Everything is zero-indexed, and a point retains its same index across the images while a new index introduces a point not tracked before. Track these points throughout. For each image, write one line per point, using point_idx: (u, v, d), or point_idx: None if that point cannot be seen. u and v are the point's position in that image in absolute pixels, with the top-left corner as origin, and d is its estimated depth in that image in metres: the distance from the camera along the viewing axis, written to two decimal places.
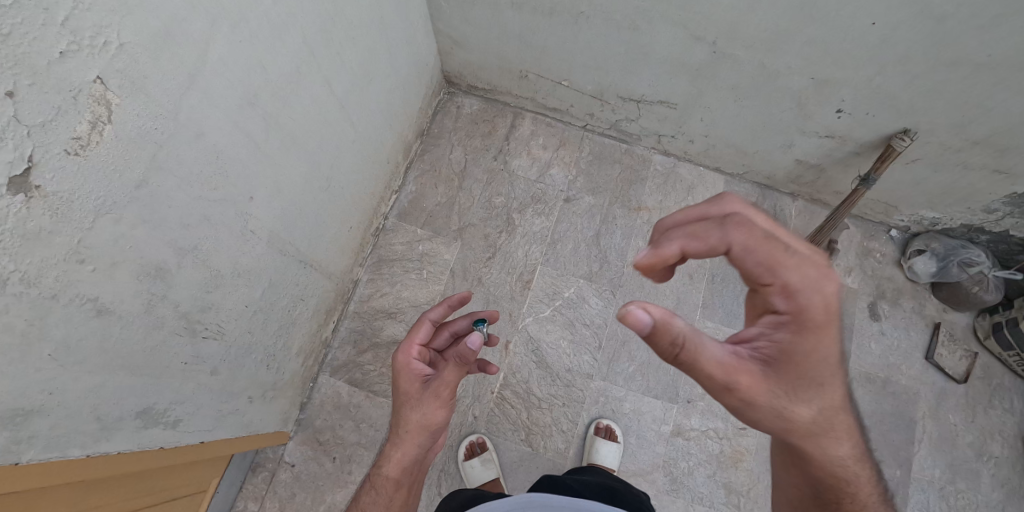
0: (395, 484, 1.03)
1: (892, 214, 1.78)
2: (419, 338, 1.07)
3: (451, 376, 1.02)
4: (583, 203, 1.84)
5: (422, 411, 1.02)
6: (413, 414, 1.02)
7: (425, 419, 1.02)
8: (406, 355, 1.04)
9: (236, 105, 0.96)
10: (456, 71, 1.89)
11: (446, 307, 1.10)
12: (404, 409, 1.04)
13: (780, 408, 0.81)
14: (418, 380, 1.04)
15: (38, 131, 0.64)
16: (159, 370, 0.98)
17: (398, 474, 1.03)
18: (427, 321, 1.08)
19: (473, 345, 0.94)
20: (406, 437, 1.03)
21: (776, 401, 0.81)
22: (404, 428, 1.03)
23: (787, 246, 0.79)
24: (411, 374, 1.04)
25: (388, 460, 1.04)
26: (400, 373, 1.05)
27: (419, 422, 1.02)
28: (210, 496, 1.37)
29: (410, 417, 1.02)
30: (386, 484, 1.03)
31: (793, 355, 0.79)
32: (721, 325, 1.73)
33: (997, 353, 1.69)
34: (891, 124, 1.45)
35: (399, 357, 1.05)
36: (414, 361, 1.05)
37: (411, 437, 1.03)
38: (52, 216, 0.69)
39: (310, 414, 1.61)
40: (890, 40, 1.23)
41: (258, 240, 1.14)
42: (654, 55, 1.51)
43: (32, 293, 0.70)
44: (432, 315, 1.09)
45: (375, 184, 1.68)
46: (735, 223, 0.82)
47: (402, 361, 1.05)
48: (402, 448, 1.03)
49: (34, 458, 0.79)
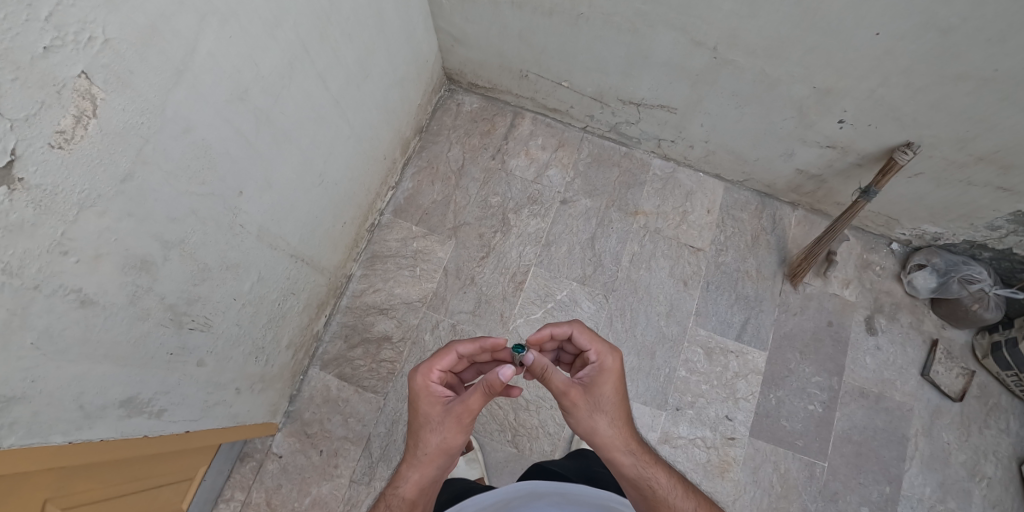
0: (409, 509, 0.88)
1: (893, 227, 1.75)
2: (442, 362, 0.95)
3: (475, 401, 0.90)
4: (580, 205, 1.83)
5: (442, 433, 0.91)
6: (434, 436, 0.92)
7: (445, 443, 0.91)
8: (426, 375, 0.94)
9: (226, 100, 0.96)
10: (457, 69, 1.88)
11: (478, 337, 0.97)
12: (424, 431, 0.93)
13: (644, 478, 0.91)
14: (441, 401, 0.94)
15: (22, 125, 0.62)
16: (144, 360, 1.00)
17: (414, 497, 0.89)
18: (456, 346, 0.96)
19: (503, 376, 0.85)
20: (423, 460, 0.91)
21: (639, 469, 0.92)
22: (422, 450, 0.91)
23: (616, 378, 0.95)
24: (433, 393, 0.94)
25: (403, 481, 0.91)
26: (421, 392, 0.94)
27: (438, 445, 0.91)
28: (197, 484, 1.39)
29: (430, 439, 0.92)
30: (398, 507, 0.88)
31: (634, 438, 0.94)
32: (713, 333, 1.72)
33: (995, 373, 1.66)
34: (893, 136, 1.42)
35: (419, 374, 0.94)
36: (436, 380, 0.95)
37: (429, 460, 0.91)
38: (35, 209, 0.68)
39: (299, 406, 1.63)
40: (894, 51, 1.20)
41: (247, 234, 1.15)
42: (655, 59, 1.50)
43: (14, 284, 0.69)
44: (462, 343, 0.97)
45: (371, 179, 1.68)
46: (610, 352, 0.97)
47: (421, 379, 0.94)
48: (420, 470, 0.91)
49: (15, 443, 0.79)
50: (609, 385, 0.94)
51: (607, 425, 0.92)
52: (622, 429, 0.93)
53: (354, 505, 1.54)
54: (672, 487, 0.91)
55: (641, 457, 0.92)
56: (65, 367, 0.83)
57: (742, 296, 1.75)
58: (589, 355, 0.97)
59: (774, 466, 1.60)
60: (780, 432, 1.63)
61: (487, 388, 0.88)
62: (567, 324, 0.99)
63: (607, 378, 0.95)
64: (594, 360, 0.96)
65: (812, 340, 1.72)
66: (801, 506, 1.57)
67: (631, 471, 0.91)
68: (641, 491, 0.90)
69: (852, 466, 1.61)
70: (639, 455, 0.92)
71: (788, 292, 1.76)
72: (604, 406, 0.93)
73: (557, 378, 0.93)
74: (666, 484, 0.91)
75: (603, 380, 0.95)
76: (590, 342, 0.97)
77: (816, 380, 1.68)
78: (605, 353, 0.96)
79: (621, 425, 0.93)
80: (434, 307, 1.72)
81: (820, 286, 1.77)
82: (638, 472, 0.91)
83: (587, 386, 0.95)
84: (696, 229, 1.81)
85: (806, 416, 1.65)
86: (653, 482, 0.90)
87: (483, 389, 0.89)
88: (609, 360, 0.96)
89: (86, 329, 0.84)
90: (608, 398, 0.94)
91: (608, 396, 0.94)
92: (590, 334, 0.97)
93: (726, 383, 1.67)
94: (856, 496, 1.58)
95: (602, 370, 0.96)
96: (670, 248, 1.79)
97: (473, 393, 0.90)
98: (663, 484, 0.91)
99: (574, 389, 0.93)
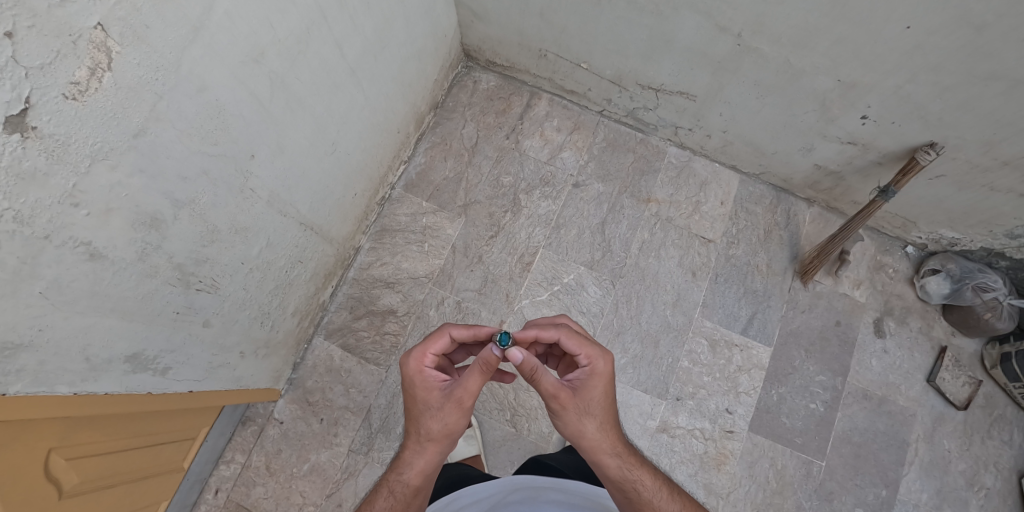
0: (413, 495, 0.89)
1: (910, 230, 1.72)
2: (436, 346, 0.93)
3: (472, 383, 0.89)
4: (592, 189, 1.81)
5: (442, 419, 0.90)
6: (435, 422, 0.91)
7: (447, 428, 0.91)
8: (418, 362, 0.92)
9: (241, 62, 0.94)
10: (475, 45, 1.85)
11: (473, 324, 0.95)
12: (423, 418, 0.92)
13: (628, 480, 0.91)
14: (438, 386, 0.92)
15: (37, 73, 0.62)
16: (150, 318, 1.00)
17: (418, 482, 0.90)
18: (449, 330, 0.94)
19: (495, 352, 0.88)
20: (427, 446, 0.91)
21: (625, 471, 0.91)
22: (425, 436, 0.91)
23: (609, 380, 0.93)
24: (428, 379, 0.92)
25: (407, 467, 0.91)
26: (415, 377, 0.92)
27: (440, 430, 0.91)
28: (199, 444, 1.42)
29: (432, 425, 0.91)
30: (402, 492, 0.89)
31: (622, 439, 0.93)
32: (719, 326, 1.71)
33: (1003, 383, 1.64)
34: (917, 136, 1.39)
35: (412, 359, 0.92)
36: (430, 365, 0.93)
37: (432, 445, 0.91)
38: (48, 158, 0.68)
39: (302, 374, 1.64)
40: (925, 47, 1.17)
41: (257, 199, 1.15)
42: (677, 44, 1.46)
43: (24, 233, 0.69)
44: (455, 327, 0.95)
45: (383, 152, 1.67)
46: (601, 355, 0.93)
47: (414, 364, 0.92)
48: (425, 457, 0.91)
49: (21, 390, 0.81)
50: (598, 390, 0.92)
51: (594, 429, 0.91)
52: (608, 431, 0.92)
53: (352, 474, 1.56)
54: (657, 489, 0.91)
55: (627, 459, 0.92)
56: (72, 318, 0.84)
57: (751, 290, 1.74)
58: (579, 358, 0.94)
59: (770, 462, 1.60)
60: (779, 429, 1.63)
61: (485, 368, 0.89)
62: (554, 329, 0.95)
63: (597, 382, 0.92)
64: (587, 362, 0.93)
65: (818, 339, 1.70)
66: (795, 503, 1.57)
67: (615, 474, 0.91)
68: (626, 493, 0.90)
69: (850, 467, 1.60)
70: (625, 456, 0.92)
71: (797, 289, 1.74)
72: (592, 409, 0.92)
73: (546, 381, 0.89)
74: (651, 486, 0.91)
75: (593, 385, 0.92)
76: (582, 345, 0.93)
77: (820, 379, 1.67)
78: (597, 356, 0.92)
79: (607, 428, 0.93)
80: (440, 284, 1.72)
81: (830, 285, 1.74)
82: (623, 474, 0.91)
83: (575, 390, 0.93)
84: (709, 221, 1.79)
85: (806, 414, 1.64)
86: (638, 484, 0.90)
87: (481, 371, 0.89)
88: (600, 363, 0.93)
89: (94, 282, 0.84)
90: (597, 402, 0.92)
91: (597, 400, 0.92)
92: (579, 338, 0.93)
93: (728, 377, 1.66)
94: (852, 497, 1.58)
95: (592, 374, 0.93)
96: (681, 238, 1.77)
97: (470, 375, 0.89)
98: (647, 486, 0.90)
99: (563, 393, 0.91)
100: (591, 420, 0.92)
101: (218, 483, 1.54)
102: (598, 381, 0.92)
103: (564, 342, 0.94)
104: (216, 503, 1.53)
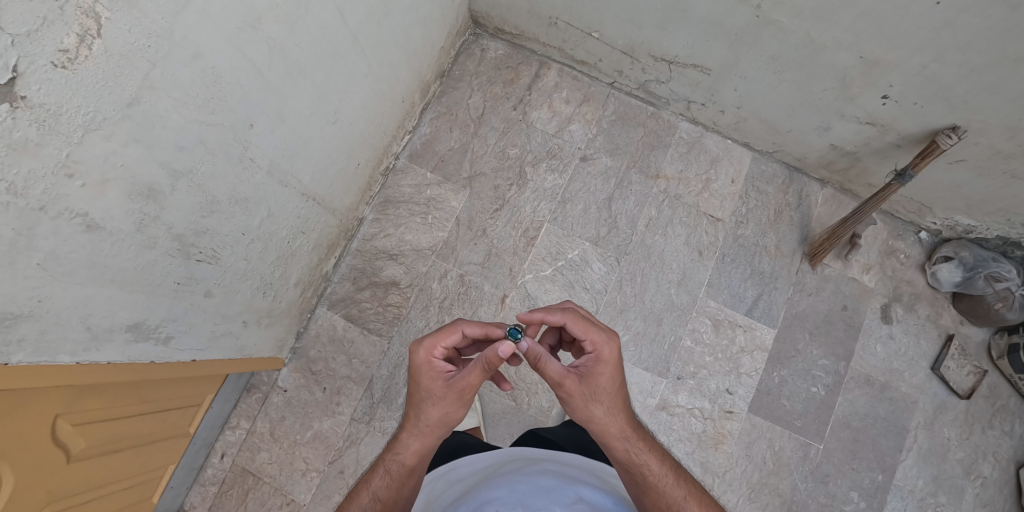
0: (408, 475, 0.91)
1: (925, 215, 1.67)
2: (448, 339, 0.91)
3: (475, 378, 0.88)
4: (600, 163, 1.77)
5: (440, 408, 0.91)
6: (433, 410, 0.91)
7: (446, 416, 0.91)
8: (428, 352, 0.90)
9: (237, 28, 0.91)
10: (483, 12, 1.78)
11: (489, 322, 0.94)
12: (423, 404, 0.92)
13: (634, 462, 0.89)
14: (442, 377, 0.91)
15: (23, 41, 0.59)
16: (151, 287, 1.01)
17: (413, 463, 0.91)
18: (462, 326, 0.91)
19: (503, 353, 0.84)
20: (423, 431, 0.92)
21: (632, 454, 0.89)
22: (424, 421, 0.92)
23: (620, 365, 0.91)
24: (435, 370, 0.90)
25: (403, 448, 0.92)
26: (421, 367, 0.91)
27: (438, 418, 0.91)
28: (205, 410, 1.45)
29: (431, 413, 0.91)
30: (398, 471, 0.90)
31: (632, 419, 0.93)
32: (723, 306, 1.69)
33: (1008, 374, 1.62)
34: (939, 118, 1.33)
35: (421, 349, 0.90)
36: (439, 356, 0.91)
37: (429, 431, 0.91)
38: (39, 128, 0.66)
39: (305, 343, 1.66)
40: (954, 24, 1.11)
41: (257, 169, 1.13)
42: (693, 14, 1.40)
43: (18, 204, 0.68)
44: (467, 323, 0.92)
45: (387, 122, 1.64)
46: (612, 340, 0.91)
47: (422, 356, 0.90)
48: (421, 440, 0.92)
49: (23, 360, 0.82)
50: (606, 376, 0.90)
51: (602, 413, 0.90)
52: (618, 415, 0.91)
53: (354, 442, 1.59)
54: (663, 474, 0.88)
55: (635, 444, 0.90)
56: (71, 289, 0.84)
57: (758, 271, 1.71)
58: (585, 344, 0.92)
59: (768, 443, 1.61)
60: (778, 411, 1.64)
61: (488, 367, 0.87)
62: (560, 313, 0.93)
63: (604, 369, 0.90)
64: (595, 349, 0.90)
65: (824, 322, 1.69)
66: (790, 484, 1.59)
67: (623, 457, 0.89)
68: (632, 476, 0.88)
69: (847, 451, 1.61)
70: (634, 440, 0.90)
71: (805, 272, 1.71)
72: (599, 394, 0.90)
73: (551, 368, 0.91)
74: (658, 471, 0.88)
75: (599, 372, 0.90)
76: (589, 330, 0.91)
77: (822, 362, 1.66)
78: (602, 342, 0.90)
79: (616, 412, 0.91)
80: (443, 256, 1.71)
81: (840, 269, 1.71)
82: (630, 457, 0.89)
83: (583, 377, 0.91)
84: (718, 199, 1.75)
85: (807, 397, 1.64)
86: (644, 468, 0.88)
87: (484, 367, 0.87)
88: (606, 349, 0.90)
89: (93, 253, 0.84)
90: (605, 387, 0.90)
91: (604, 384, 0.90)
92: (585, 323, 0.91)
93: (730, 357, 1.66)
94: (847, 480, 1.59)
95: (598, 360, 0.90)
96: (689, 216, 1.74)
97: (472, 371, 0.88)
98: (654, 470, 0.88)
99: (569, 381, 0.90)
100: (597, 408, 0.90)
101: (223, 447, 1.58)
102: (607, 364, 0.90)
103: (570, 328, 0.91)
104: (221, 466, 1.57)
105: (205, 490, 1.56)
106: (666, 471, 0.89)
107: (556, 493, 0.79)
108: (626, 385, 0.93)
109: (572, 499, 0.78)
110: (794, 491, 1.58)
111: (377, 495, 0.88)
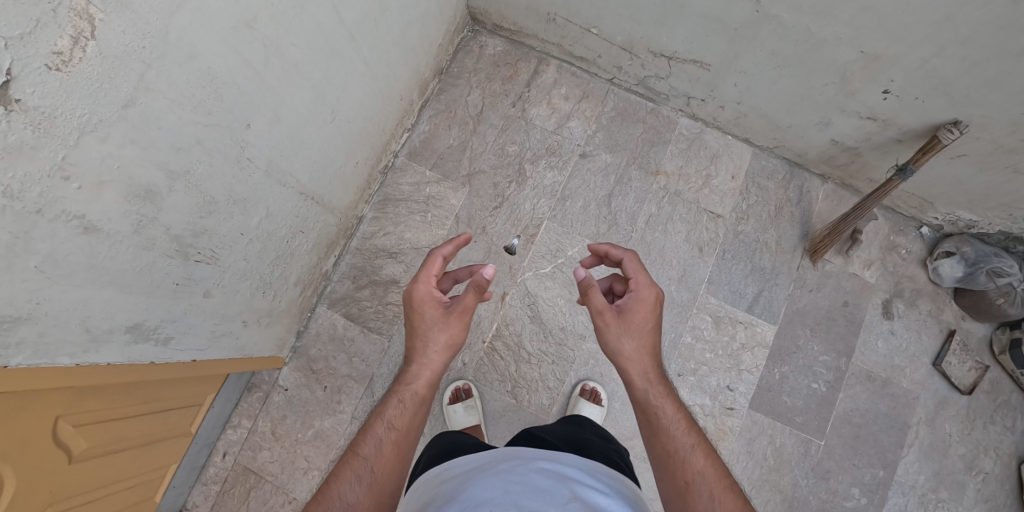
0: (422, 401, 0.95)
1: (926, 210, 1.66)
2: (434, 268, 1.03)
3: (472, 300, 1.00)
4: (600, 159, 1.76)
5: (445, 331, 0.99)
6: (440, 334, 0.99)
7: (450, 339, 0.99)
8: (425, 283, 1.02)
9: (232, 27, 0.91)
10: (481, 8, 1.77)
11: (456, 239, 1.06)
12: (428, 330, 0.99)
13: (650, 402, 0.93)
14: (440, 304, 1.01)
15: (17, 44, 0.59)
16: (149, 288, 1.01)
17: (425, 392, 0.96)
18: (441, 251, 1.04)
19: (489, 273, 1.00)
20: (432, 355, 0.98)
21: (650, 394, 0.94)
22: (432, 346, 0.98)
23: (655, 311, 1.01)
24: (433, 297, 1.02)
25: (414, 377, 0.96)
26: (421, 301, 1.01)
27: (445, 342, 0.99)
28: (206, 410, 1.46)
29: (439, 336, 0.99)
30: (412, 398, 0.94)
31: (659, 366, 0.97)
32: (724, 303, 1.69)
33: (1010, 369, 1.62)
34: (941, 113, 1.32)
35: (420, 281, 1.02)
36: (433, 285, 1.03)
37: (439, 354, 0.98)
38: (35, 132, 0.66)
39: (306, 342, 1.66)
40: (956, 18, 1.10)
41: (255, 168, 1.13)
42: (692, 9, 1.39)
43: (16, 208, 0.68)
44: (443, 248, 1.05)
45: (385, 119, 1.63)
46: (649, 285, 1.02)
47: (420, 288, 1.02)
48: (429, 366, 0.97)
49: (22, 363, 0.82)
50: (642, 316, 1.00)
51: (632, 349, 0.97)
52: (647, 355, 0.97)
53: None
54: (677, 421, 0.91)
55: (656, 388, 0.94)
56: (70, 291, 0.84)
57: (758, 268, 1.71)
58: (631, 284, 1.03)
59: (769, 439, 1.61)
60: (779, 407, 1.63)
61: (479, 289, 1.00)
62: (620, 251, 1.06)
63: (642, 308, 1.00)
64: (637, 288, 1.02)
65: (825, 319, 1.68)
66: (791, 481, 1.59)
67: (642, 397, 0.94)
68: (648, 416, 0.92)
69: (849, 447, 1.61)
70: (656, 385, 0.94)
71: (806, 268, 1.71)
72: (633, 330, 0.98)
73: (596, 297, 1.01)
74: (672, 416, 0.91)
75: (637, 310, 1.00)
76: (637, 270, 1.03)
77: (824, 359, 1.66)
78: (643, 284, 1.02)
79: (645, 352, 0.97)
80: None
81: (841, 265, 1.71)
82: (649, 399, 0.93)
83: (623, 313, 1.00)
84: (719, 195, 1.75)
85: (808, 393, 1.64)
86: (660, 411, 0.92)
87: (476, 288, 1.00)
88: (646, 291, 1.01)
89: (90, 255, 0.84)
90: (640, 326, 0.99)
91: (639, 323, 0.99)
92: (636, 262, 1.03)
93: (731, 354, 1.66)
94: (849, 476, 1.59)
95: (637, 300, 1.01)
96: (689, 212, 1.74)
97: (469, 292, 1.00)
98: (667, 415, 0.91)
99: (608, 311, 0.99)
100: (627, 344, 0.97)
101: (225, 446, 1.59)
102: (643, 302, 1.00)
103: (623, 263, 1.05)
104: (223, 465, 1.58)
105: (208, 488, 1.56)
106: (682, 419, 0.91)
107: (552, 493, 0.78)
108: (658, 333, 1.00)
109: (567, 498, 0.78)
110: (795, 487, 1.58)
111: (393, 422, 0.91)
